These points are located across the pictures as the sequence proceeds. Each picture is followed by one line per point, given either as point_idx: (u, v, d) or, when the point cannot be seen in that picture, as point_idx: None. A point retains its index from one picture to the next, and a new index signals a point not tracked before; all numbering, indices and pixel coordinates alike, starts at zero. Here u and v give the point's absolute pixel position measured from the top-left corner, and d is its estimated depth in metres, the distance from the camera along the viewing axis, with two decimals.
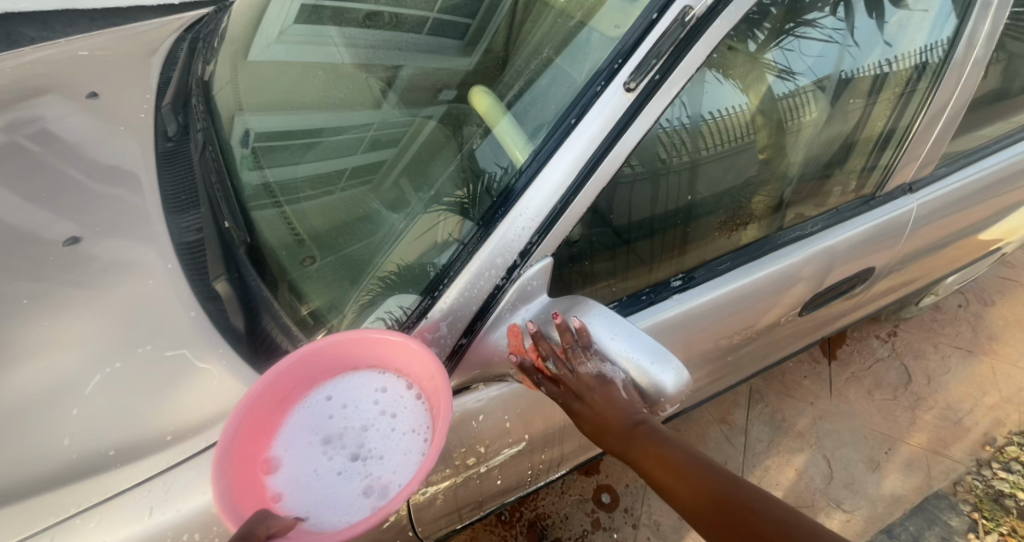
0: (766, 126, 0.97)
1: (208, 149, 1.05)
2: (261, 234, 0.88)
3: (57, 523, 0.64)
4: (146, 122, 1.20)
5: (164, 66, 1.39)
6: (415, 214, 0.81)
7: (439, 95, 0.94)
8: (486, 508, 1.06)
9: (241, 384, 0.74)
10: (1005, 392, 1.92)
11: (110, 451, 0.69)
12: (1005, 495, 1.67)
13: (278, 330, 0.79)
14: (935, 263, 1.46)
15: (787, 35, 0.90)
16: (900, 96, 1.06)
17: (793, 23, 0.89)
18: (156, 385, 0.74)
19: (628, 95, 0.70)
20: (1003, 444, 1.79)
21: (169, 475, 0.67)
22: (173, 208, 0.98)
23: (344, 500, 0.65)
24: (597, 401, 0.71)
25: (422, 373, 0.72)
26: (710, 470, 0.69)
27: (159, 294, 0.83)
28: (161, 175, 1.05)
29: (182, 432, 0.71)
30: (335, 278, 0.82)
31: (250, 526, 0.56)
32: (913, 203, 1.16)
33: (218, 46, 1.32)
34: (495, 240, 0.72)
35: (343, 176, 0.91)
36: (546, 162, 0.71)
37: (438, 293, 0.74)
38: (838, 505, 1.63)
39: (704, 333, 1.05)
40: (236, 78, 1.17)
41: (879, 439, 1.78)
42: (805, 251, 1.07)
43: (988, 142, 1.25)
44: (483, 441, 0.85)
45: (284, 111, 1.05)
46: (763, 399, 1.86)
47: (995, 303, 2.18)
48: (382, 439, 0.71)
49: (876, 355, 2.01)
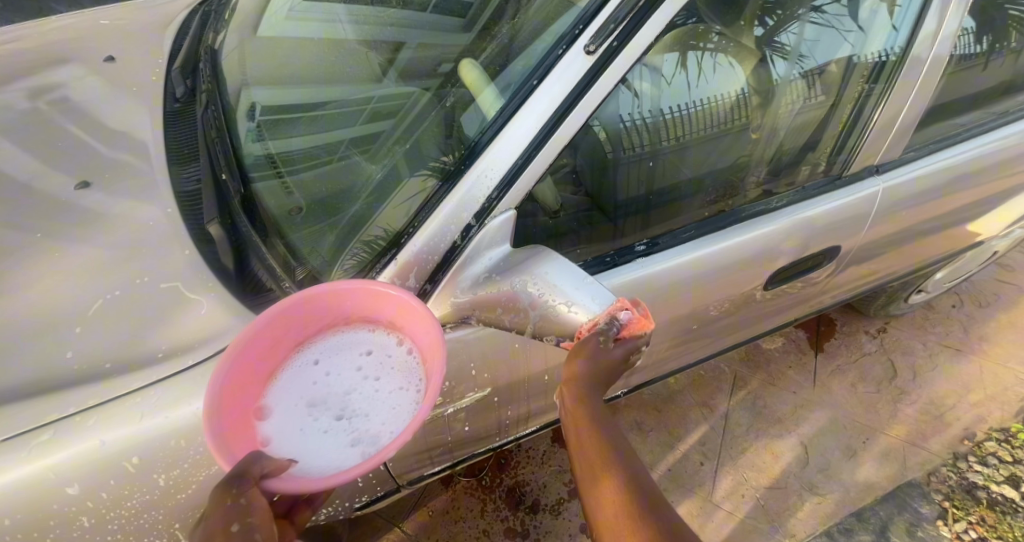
0: (761, 106, 1.04)
1: (211, 108, 1.14)
2: (261, 197, 0.94)
3: (58, 420, 0.71)
4: (157, 84, 1.28)
5: (177, 35, 1.47)
6: (404, 178, 0.87)
7: (438, 68, 1.00)
8: (456, 456, 1.12)
9: (226, 315, 0.81)
10: (989, 390, 1.93)
11: (107, 364, 0.76)
12: (978, 486, 1.70)
13: (264, 271, 0.86)
14: (915, 252, 1.48)
15: (795, 20, 1.01)
16: (862, 93, 1.09)
17: (801, 9, 1.01)
18: (153, 309, 0.81)
19: (588, 58, 0.75)
20: (982, 439, 1.81)
21: (158, 387, 0.74)
22: (176, 160, 1.05)
23: (337, 449, 0.69)
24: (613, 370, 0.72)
25: (413, 326, 0.78)
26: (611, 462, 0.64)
27: (158, 233, 0.91)
28: (167, 131, 1.12)
29: (173, 351, 0.78)
30: (322, 232, 0.89)
31: (246, 464, 0.61)
32: (881, 184, 1.18)
33: (229, 17, 1.39)
34: (458, 195, 0.79)
35: (342, 145, 0.97)
36: (507, 123, 0.78)
37: (404, 242, 0.81)
38: (810, 488, 1.67)
39: (671, 301, 1.08)
40: (243, 47, 1.26)
41: (858, 429, 1.81)
42: (767, 226, 1.10)
43: (964, 130, 1.27)
44: (447, 381, 0.89)
45: (289, 84, 1.13)
46: (747, 385, 1.90)
47: (989, 305, 2.18)
48: (373, 388, 0.76)
49: (863, 350, 2.03)
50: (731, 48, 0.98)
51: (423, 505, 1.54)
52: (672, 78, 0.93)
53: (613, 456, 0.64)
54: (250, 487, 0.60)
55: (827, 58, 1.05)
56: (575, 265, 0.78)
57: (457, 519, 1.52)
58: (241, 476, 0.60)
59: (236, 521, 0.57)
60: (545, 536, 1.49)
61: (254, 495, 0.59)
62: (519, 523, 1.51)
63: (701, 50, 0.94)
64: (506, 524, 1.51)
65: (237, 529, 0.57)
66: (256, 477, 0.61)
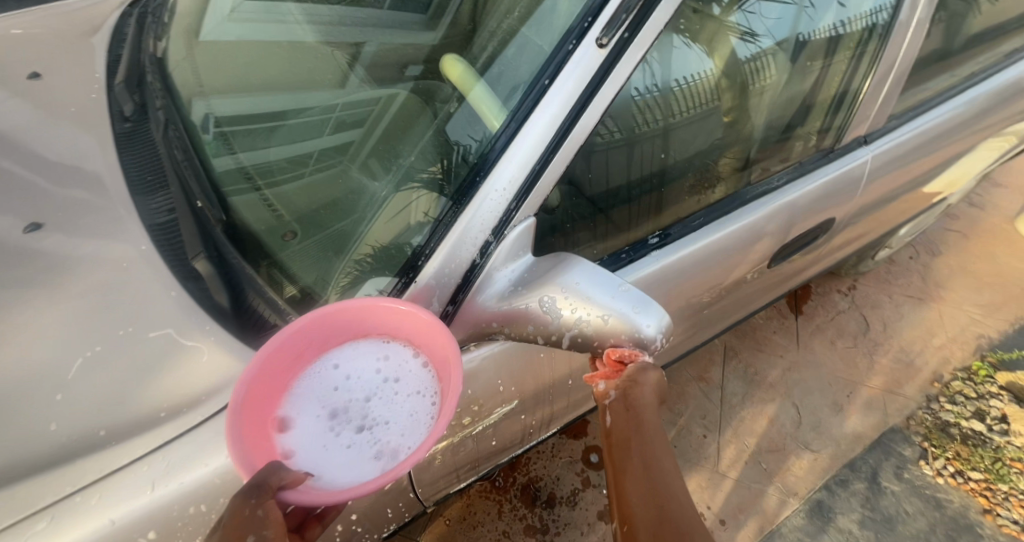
0: (731, 88, 1.00)
1: (171, 128, 1.02)
2: (240, 216, 0.87)
3: (56, 503, 0.62)
4: (99, 102, 1.13)
5: (111, 42, 1.30)
6: (390, 191, 0.83)
7: (404, 71, 0.95)
8: (481, 469, 1.09)
9: (233, 360, 0.73)
10: (950, 333, 2.07)
11: (101, 431, 0.67)
12: (951, 424, 1.82)
13: (264, 305, 0.78)
14: (886, 214, 1.55)
15: None
16: (852, 56, 1.10)
17: None
18: (144, 366, 0.72)
19: (600, 51, 0.71)
20: (949, 380, 1.93)
21: (167, 449, 0.66)
22: (141, 190, 0.93)
23: (358, 460, 0.68)
24: (647, 389, 0.77)
25: (429, 342, 0.72)
26: (640, 473, 0.72)
27: (137, 276, 0.81)
28: (123, 156, 1.00)
29: (177, 409, 0.69)
30: (324, 255, 0.82)
31: (263, 475, 0.59)
32: (870, 153, 1.23)
33: (170, 20, 1.26)
34: (475, 208, 0.74)
35: (311, 158, 0.92)
36: (519, 127, 0.73)
37: (419, 267, 0.76)
38: (805, 446, 1.75)
39: (682, 288, 1.08)
40: (192, 55, 1.15)
41: (841, 384, 1.90)
42: (769, 206, 1.12)
43: (935, 95, 1.31)
44: (477, 401, 0.86)
45: (247, 93, 1.06)
46: (737, 354, 1.96)
47: (942, 253, 2.33)
48: (389, 400, 0.73)
49: (838, 308, 2.13)
50: (700, 25, 0.89)
51: (438, 515, 1.50)
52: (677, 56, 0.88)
53: (639, 463, 0.73)
54: (267, 498, 0.58)
55: (782, 35, 1.02)
56: (605, 269, 0.75)
57: (475, 524, 1.49)
58: (259, 487, 0.58)
59: (253, 531, 0.57)
60: (564, 528, 1.49)
61: (270, 507, 0.57)
62: (538, 519, 1.50)
63: (684, 35, 0.86)
64: (525, 522, 1.50)
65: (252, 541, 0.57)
66: (273, 488, 0.59)
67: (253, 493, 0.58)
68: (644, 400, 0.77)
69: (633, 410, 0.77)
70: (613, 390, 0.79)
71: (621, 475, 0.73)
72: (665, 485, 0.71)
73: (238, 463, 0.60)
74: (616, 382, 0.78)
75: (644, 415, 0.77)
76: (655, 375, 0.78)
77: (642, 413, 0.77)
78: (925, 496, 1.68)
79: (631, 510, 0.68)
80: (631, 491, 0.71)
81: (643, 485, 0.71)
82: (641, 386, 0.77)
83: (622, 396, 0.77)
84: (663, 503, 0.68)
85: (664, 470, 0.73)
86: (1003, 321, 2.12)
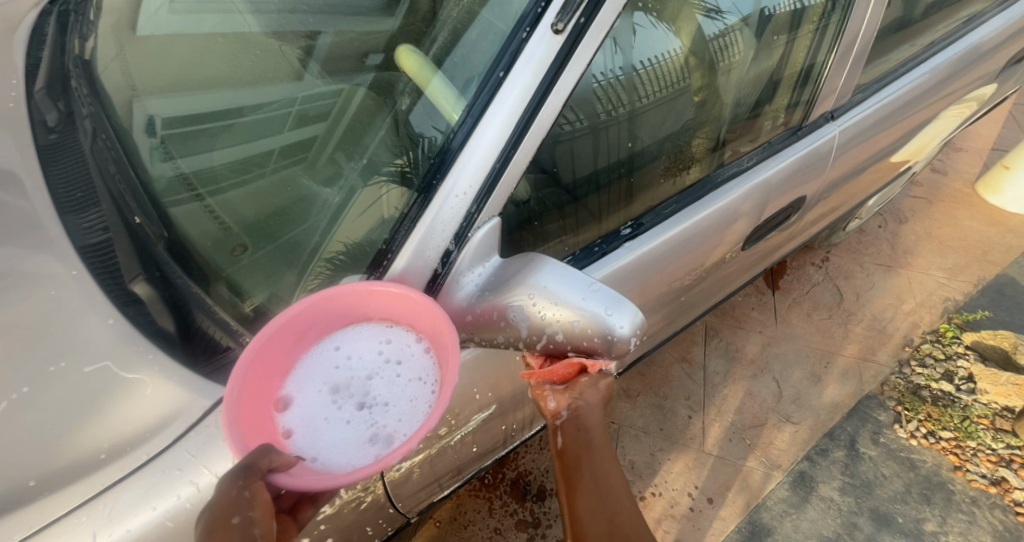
0: (700, 66, 0.97)
1: (101, 137, 0.94)
2: (182, 229, 0.81)
3: None
4: (18, 111, 1.03)
5: (31, 44, 1.19)
6: (356, 187, 0.77)
7: (365, 60, 0.89)
8: (464, 475, 1.06)
9: (177, 391, 0.66)
10: (919, 298, 2.11)
11: (30, 481, 0.60)
12: (922, 387, 1.86)
13: (214, 328, 0.72)
14: (856, 186, 1.55)
15: None
16: (816, 29, 1.08)
17: None
18: (81, 406, 0.65)
19: (556, 38, 0.67)
20: (919, 343, 1.98)
21: (109, 495, 0.60)
22: (71, 208, 0.85)
23: (354, 443, 0.65)
24: (593, 402, 0.76)
25: (429, 325, 0.68)
26: (591, 492, 0.72)
27: (67, 304, 0.74)
28: (48, 171, 0.91)
29: (117, 449, 0.63)
30: (278, 267, 0.76)
31: (254, 456, 0.56)
32: (837, 129, 1.22)
33: (96, 18, 1.15)
34: (434, 213, 0.69)
35: (271, 157, 0.85)
36: (478, 120, 0.68)
37: (383, 269, 0.72)
38: (786, 419, 1.77)
39: (658, 278, 1.05)
40: (123, 54, 1.07)
41: (819, 355, 1.93)
42: (744, 185, 1.10)
43: (897, 65, 1.30)
44: (452, 411, 0.83)
45: (192, 92, 0.99)
46: (718, 333, 1.97)
47: (908, 220, 2.37)
48: (389, 386, 0.68)
49: (813, 281, 2.15)
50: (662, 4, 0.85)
51: (428, 517, 1.48)
52: (641, 34, 0.84)
53: (591, 481, 0.73)
54: (256, 480, 0.55)
55: (747, 10, 0.99)
56: (576, 270, 0.70)
57: (466, 524, 1.47)
58: (247, 468, 0.55)
59: (239, 513, 0.54)
60: (556, 520, 1.48)
61: (258, 488, 0.55)
62: (529, 513, 1.49)
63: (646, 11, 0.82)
64: (517, 517, 1.48)
65: (238, 523, 0.54)
66: (263, 470, 0.56)
67: (243, 474, 0.55)
68: (591, 416, 0.75)
69: (582, 426, 0.75)
70: (564, 409, 0.76)
71: (573, 495, 0.72)
72: (617, 501, 0.72)
73: (229, 438, 0.57)
74: (568, 399, 0.75)
75: (593, 430, 0.75)
76: (604, 386, 0.76)
77: (591, 428, 0.75)
78: (900, 458, 1.71)
79: (585, 528, 0.70)
80: (584, 511, 0.71)
81: (596, 505, 0.71)
82: (591, 399, 0.76)
83: (574, 415, 0.75)
84: (615, 519, 0.71)
85: (614, 485, 0.74)
86: (967, 282, 2.17)
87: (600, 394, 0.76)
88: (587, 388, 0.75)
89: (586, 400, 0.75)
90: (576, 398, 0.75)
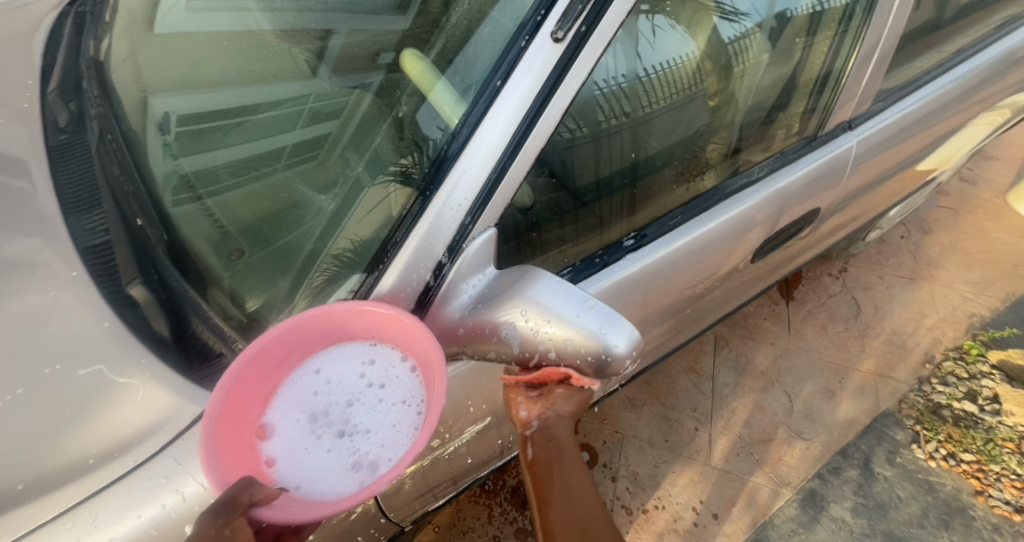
0: (715, 70, 0.94)
1: (109, 138, 0.95)
2: (181, 231, 0.82)
3: None
4: (31, 111, 1.04)
5: (48, 44, 1.21)
6: (364, 185, 0.76)
7: (377, 59, 0.88)
8: (459, 484, 1.05)
9: (166, 397, 0.66)
10: (942, 313, 2.04)
11: (18, 485, 0.61)
12: (943, 406, 1.78)
13: (209, 333, 0.72)
14: (876, 197, 1.50)
15: None
16: (834, 35, 1.04)
17: None
18: (72, 409, 0.66)
19: (556, 47, 0.65)
20: (941, 360, 1.90)
21: (95, 501, 0.60)
22: (75, 209, 0.86)
23: (336, 471, 0.63)
24: (563, 413, 0.76)
25: (413, 345, 0.67)
26: (563, 502, 0.70)
27: (65, 306, 0.75)
28: (56, 171, 0.93)
29: (106, 455, 0.63)
30: (272, 271, 0.76)
31: (235, 490, 0.56)
32: (854, 139, 1.18)
33: (110, 19, 1.17)
34: (428, 222, 0.68)
35: (284, 154, 0.85)
36: (475, 128, 0.67)
37: (382, 268, 0.70)
38: (798, 435, 1.72)
39: (662, 290, 1.02)
40: (135, 54, 1.08)
41: (833, 370, 1.88)
42: (757, 195, 1.06)
43: (921, 73, 1.25)
44: (445, 423, 0.82)
45: (202, 92, 1.00)
46: (728, 344, 1.93)
47: (933, 231, 2.29)
48: (370, 412, 0.68)
49: (829, 292, 2.09)
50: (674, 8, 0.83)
51: (427, 522, 1.47)
52: (653, 37, 0.82)
53: (561, 492, 0.71)
54: (236, 517, 0.54)
55: (766, 13, 0.96)
56: (572, 285, 0.68)
57: (465, 530, 1.46)
58: (228, 505, 0.54)
59: None
60: None
61: (239, 525, 0.53)
62: (529, 522, 1.47)
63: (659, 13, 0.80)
64: (516, 525, 1.47)
65: None
66: (243, 504, 0.55)
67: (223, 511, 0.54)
68: (561, 426, 0.76)
69: (551, 434, 0.75)
70: (535, 418, 0.76)
71: (544, 507, 0.70)
72: (588, 509, 0.70)
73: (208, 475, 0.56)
74: (538, 409, 0.75)
75: (563, 438, 0.75)
76: (577, 400, 0.75)
77: (560, 436, 0.75)
78: (917, 479, 1.65)
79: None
80: (556, 521, 0.68)
81: (569, 516, 0.69)
82: (562, 409, 0.75)
83: (545, 425, 0.75)
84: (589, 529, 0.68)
85: (584, 492, 0.72)
86: (994, 298, 2.08)
87: (571, 406, 0.76)
88: (558, 395, 0.74)
89: (558, 407, 0.75)
90: (547, 407, 0.75)
